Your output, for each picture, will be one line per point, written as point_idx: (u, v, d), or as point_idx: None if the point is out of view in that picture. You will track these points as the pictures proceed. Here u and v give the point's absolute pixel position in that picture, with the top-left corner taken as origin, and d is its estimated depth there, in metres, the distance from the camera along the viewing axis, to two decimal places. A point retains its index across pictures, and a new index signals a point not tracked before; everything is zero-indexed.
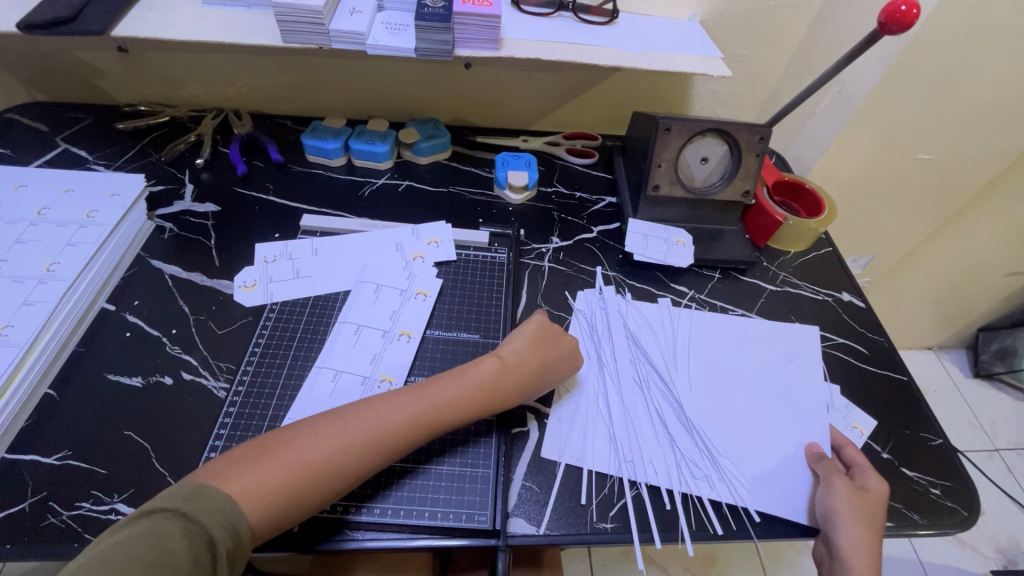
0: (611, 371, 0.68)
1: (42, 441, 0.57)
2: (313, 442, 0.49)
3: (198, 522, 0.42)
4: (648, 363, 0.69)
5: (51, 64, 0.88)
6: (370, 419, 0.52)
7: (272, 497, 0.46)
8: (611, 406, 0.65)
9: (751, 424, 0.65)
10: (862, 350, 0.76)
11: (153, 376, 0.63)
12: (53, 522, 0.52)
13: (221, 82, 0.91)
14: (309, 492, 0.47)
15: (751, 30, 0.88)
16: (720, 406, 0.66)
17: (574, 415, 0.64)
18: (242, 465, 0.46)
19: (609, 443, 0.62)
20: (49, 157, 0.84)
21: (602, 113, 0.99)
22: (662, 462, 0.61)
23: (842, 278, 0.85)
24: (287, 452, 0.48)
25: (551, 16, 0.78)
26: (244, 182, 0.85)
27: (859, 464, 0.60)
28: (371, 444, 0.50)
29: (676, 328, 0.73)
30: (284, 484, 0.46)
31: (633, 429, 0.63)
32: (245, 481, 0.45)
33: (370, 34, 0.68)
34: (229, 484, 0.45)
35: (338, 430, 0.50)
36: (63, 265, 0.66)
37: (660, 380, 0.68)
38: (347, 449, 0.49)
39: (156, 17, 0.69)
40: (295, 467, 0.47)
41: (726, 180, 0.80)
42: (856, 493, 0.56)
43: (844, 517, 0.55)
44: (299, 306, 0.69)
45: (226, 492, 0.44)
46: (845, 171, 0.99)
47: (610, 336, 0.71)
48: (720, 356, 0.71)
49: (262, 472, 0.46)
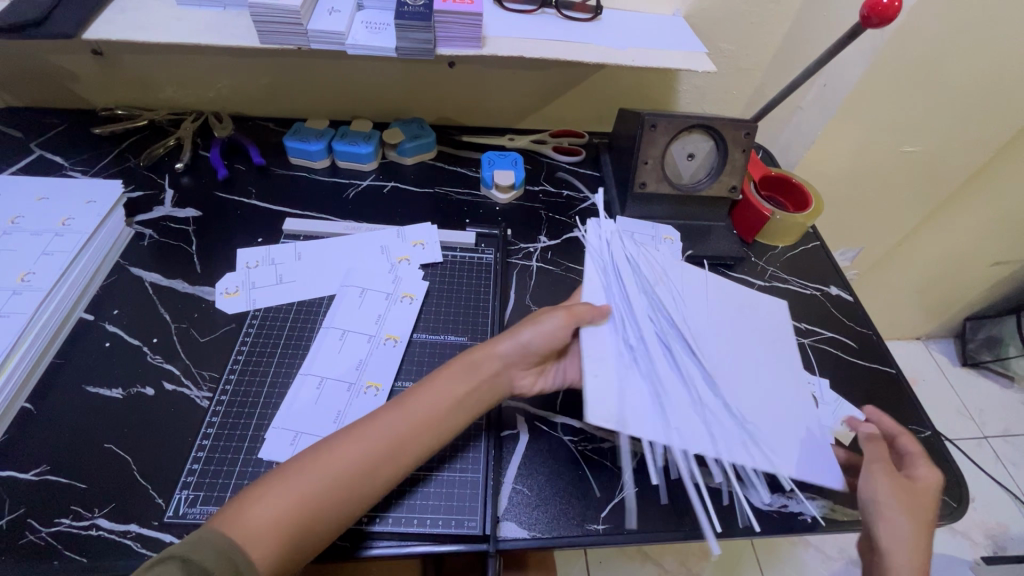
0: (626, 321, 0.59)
1: (19, 456, 0.56)
2: (305, 471, 0.47)
3: (198, 560, 0.40)
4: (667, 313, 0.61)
5: (22, 68, 0.85)
6: (375, 428, 0.50)
7: (282, 528, 0.44)
8: (641, 361, 0.56)
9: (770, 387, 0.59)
10: (850, 343, 0.76)
11: (134, 387, 0.61)
12: (32, 539, 0.51)
13: (200, 84, 0.89)
14: (322, 513, 0.46)
15: (735, 24, 0.87)
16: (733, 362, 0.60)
17: (596, 369, 0.55)
18: (242, 502, 0.45)
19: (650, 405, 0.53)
20: (23, 164, 0.82)
21: (589, 110, 0.98)
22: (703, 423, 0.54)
23: (830, 272, 0.85)
24: (286, 483, 0.46)
25: (534, 13, 0.77)
26: (226, 186, 0.83)
27: (910, 452, 0.58)
28: (376, 450, 0.49)
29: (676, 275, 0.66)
30: (291, 513, 0.45)
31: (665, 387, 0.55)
32: (247, 516, 0.44)
33: (349, 34, 0.67)
34: (231, 525, 0.43)
35: (340, 449, 0.48)
36: (38, 275, 0.64)
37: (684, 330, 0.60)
38: (352, 465, 0.48)
39: (129, 19, 0.67)
40: (298, 493, 0.46)
41: (713, 176, 0.80)
42: (908, 487, 0.54)
43: (898, 509, 0.52)
44: (282, 312, 0.68)
45: (229, 532, 0.43)
46: (831, 165, 0.99)
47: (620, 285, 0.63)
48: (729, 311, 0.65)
49: (250, 509, 0.44)
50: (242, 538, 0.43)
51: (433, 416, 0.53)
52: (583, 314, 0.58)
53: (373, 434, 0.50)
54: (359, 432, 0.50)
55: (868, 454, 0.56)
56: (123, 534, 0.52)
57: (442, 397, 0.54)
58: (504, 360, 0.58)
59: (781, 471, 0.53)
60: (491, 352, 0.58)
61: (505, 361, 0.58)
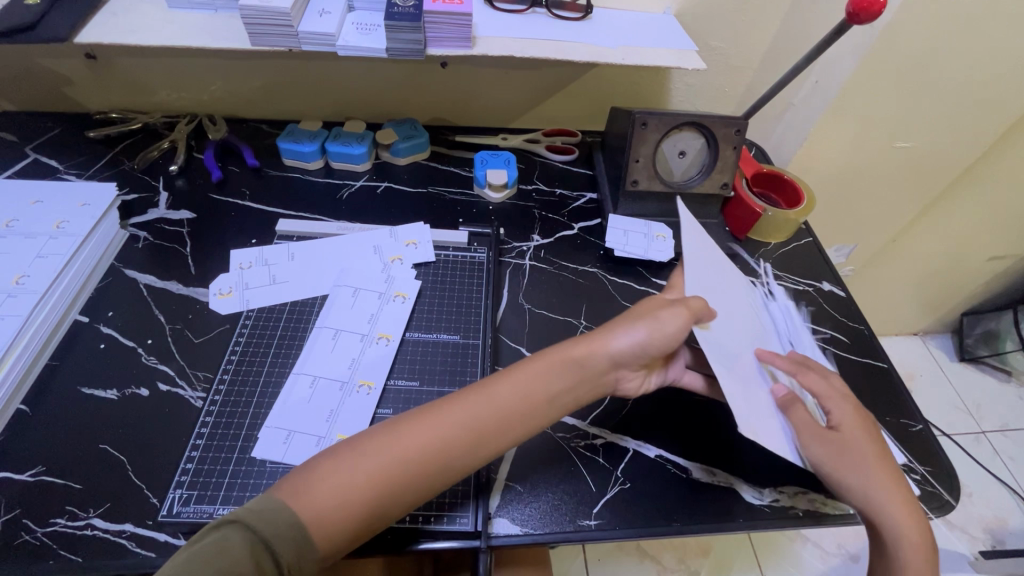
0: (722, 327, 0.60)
1: (15, 458, 0.56)
2: (384, 446, 0.46)
3: (262, 531, 0.41)
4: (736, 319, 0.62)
5: (16, 72, 0.86)
6: (454, 411, 0.49)
7: (349, 508, 0.44)
8: (740, 368, 0.57)
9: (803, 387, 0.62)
10: (842, 338, 0.77)
11: (129, 388, 0.62)
12: (27, 540, 0.51)
13: (193, 87, 0.89)
14: (392, 496, 0.46)
15: (725, 21, 0.88)
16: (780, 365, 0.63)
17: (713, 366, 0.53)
18: (315, 476, 0.44)
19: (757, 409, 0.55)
20: (18, 167, 0.83)
21: (581, 109, 0.98)
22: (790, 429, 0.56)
23: (822, 267, 0.85)
24: (366, 459, 0.46)
25: (525, 12, 0.78)
26: (220, 188, 0.84)
27: (818, 393, 0.58)
28: (456, 435, 0.48)
29: (718, 271, 0.67)
30: (360, 495, 0.45)
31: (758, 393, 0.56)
32: (311, 495, 0.44)
33: (340, 36, 0.67)
34: (304, 501, 0.43)
35: (414, 433, 0.48)
36: (33, 278, 0.64)
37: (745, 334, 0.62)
38: (428, 449, 0.47)
39: (120, 23, 0.67)
40: (369, 476, 0.45)
41: (704, 173, 0.80)
42: (838, 438, 0.55)
43: (852, 466, 0.54)
44: (276, 311, 0.69)
45: (300, 511, 0.43)
46: (823, 161, 1.00)
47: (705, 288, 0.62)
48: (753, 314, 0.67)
49: (320, 484, 0.44)
50: (313, 517, 0.43)
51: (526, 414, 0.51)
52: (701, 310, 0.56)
53: (461, 420, 0.49)
54: (435, 416, 0.49)
55: (795, 426, 0.55)
56: (118, 533, 0.52)
57: (535, 389, 0.52)
58: (603, 353, 0.55)
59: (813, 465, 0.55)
60: (594, 345, 0.55)
61: (616, 357, 0.55)
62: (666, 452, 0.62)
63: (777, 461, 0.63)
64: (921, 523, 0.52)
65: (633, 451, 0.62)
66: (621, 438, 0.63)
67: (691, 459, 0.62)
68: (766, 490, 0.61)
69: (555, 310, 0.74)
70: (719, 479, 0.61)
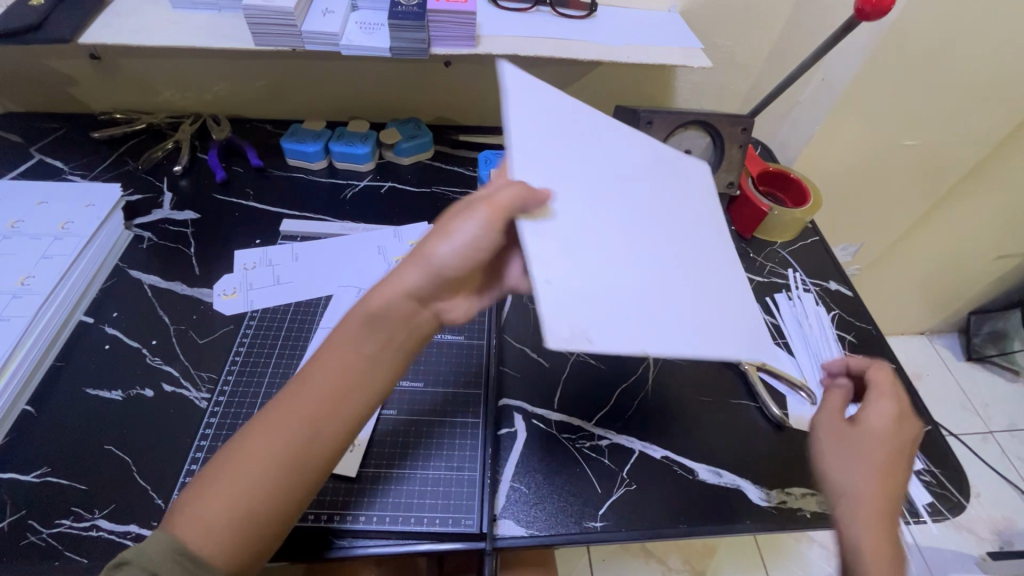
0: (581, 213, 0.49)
1: (21, 458, 0.56)
2: (257, 448, 0.43)
3: (144, 560, 0.38)
4: (600, 199, 0.51)
5: (21, 73, 0.86)
6: (298, 400, 0.44)
7: (224, 517, 0.41)
8: (629, 279, 0.47)
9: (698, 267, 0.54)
10: (850, 338, 0.76)
11: (134, 389, 0.62)
12: (33, 541, 0.51)
13: (197, 87, 0.89)
14: (273, 498, 0.42)
15: (731, 19, 0.87)
16: (659, 244, 0.53)
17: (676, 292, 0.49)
18: (190, 497, 0.41)
19: (620, 309, 0.45)
20: (23, 168, 0.83)
21: (586, 108, 0.98)
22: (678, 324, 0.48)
23: (829, 267, 0.85)
24: (236, 468, 0.42)
25: (529, 11, 0.77)
26: (224, 188, 0.84)
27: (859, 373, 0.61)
28: (301, 429, 0.43)
29: (585, 133, 0.54)
30: (231, 518, 0.41)
31: (624, 287, 0.47)
32: (186, 521, 0.40)
33: (343, 35, 0.67)
34: (179, 520, 0.40)
35: (268, 437, 0.43)
36: (38, 278, 0.64)
37: (615, 213, 0.51)
38: (278, 453, 0.43)
39: (124, 23, 0.67)
40: (237, 497, 0.41)
41: (710, 172, 0.80)
42: (852, 433, 0.53)
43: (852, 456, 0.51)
44: (280, 312, 0.68)
45: (178, 531, 0.40)
46: (830, 159, 0.99)
47: (557, 164, 0.49)
48: (636, 176, 0.56)
49: (201, 502, 0.41)
50: (194, 535, 0.40)
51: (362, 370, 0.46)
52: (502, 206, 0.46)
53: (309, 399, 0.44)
54: (284, 411, 0.44)
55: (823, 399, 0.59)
56: (123, 534, 0.52)
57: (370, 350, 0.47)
58: (432, 275, 0.48)
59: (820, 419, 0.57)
60: (425, 271, 0.48)
61: (416, 282, 0.49)
62: (673, 453, 0.62)
63: (784, 463, 0.63)
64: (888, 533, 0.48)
65: (639, 453, 0.62)
66: (627, 439, 0.63)
67: (697, 460, 0.62)
68: (774, 492, 0.60)
69: None
70: (727, 481, 0.60)
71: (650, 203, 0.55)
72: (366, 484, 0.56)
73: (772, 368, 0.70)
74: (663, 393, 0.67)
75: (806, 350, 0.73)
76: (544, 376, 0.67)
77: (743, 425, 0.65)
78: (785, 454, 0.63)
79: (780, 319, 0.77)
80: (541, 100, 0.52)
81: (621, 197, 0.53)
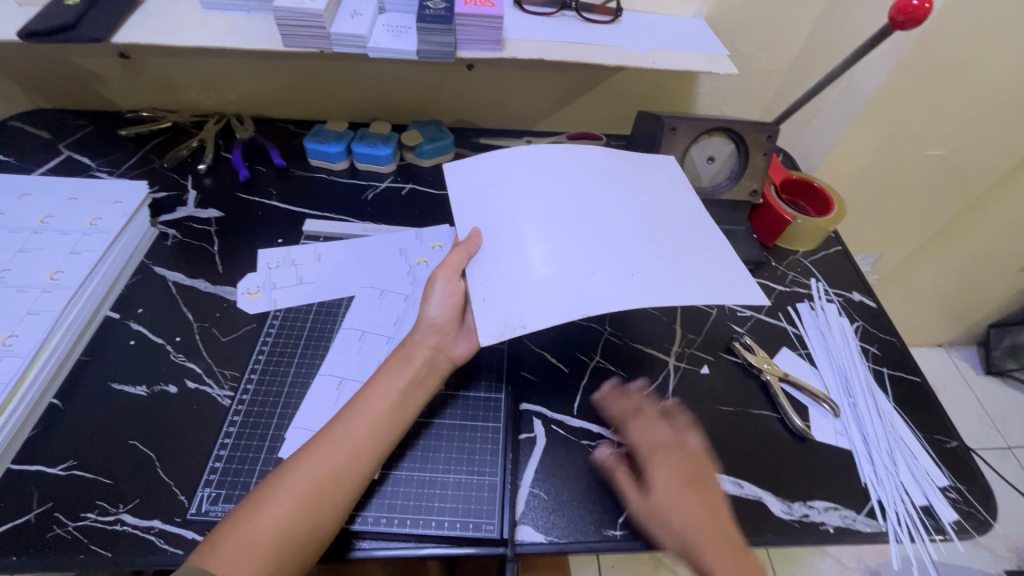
0: (507, 235, 0.58)
1: (47, 451, 0.57)
2: (291, 485, 0.48)
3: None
4: (537, 218, 0.59)
5: (52, 71, 0.87)
6: (332, 440, 0.51)
7: (261, 551, 0.45)
8: (590, 275, 0.54)
9: (643, 231, 0.60)
10: (875, 351, 0.75)
11: (158, 385, 0.62)
12: (59, 533, 0.52)
13: (222, 87, 0.90)
14: (307, 531, 0.47)
15: (758, 25, 0.86)
16: (610, 230, 0.59)
17: (636, 278, 0.55)
18: (226, 532, 0.45)
19: (558, 289, 0.53)
20: (52, 164, 0.84)
21: (606, 112, 0.97)
22: (622, 284, 0.54)
23: (853, 277, 0.84)
24: (270, 505, 0.47)
25: (554, 15, 0.77)
26: (247, 187, 0.85)
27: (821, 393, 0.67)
28: (338, 457, 0.50)
29: (509, 174, 0.63)
30: (276, 533, 0.45)
31: (563, 268, 0.55)
32: (221, 553, 0.44)
33: (371, 37, 0.67)
34: (214, 555, 0.44)
35: (308, 465, 0.49)
36: (66, 274, 0.65)
37: (549, 217, 0.59)
38: (317, 476, 0.48)
39: (155, 24, 0.68)
40: (281, 516, 0.46)
41: (733, 180, 0.79)
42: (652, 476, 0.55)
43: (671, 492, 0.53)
44: (303, 312, 0.69)
45: (215, 565, 0.43)
46: (853, 167, 0.98)
47: (481, 214, 0.61)
48: (573, 179, 0.63)
49: (234, 536, 0.45)
50: (227, 567, 0.43)
51: (388, 415, 0.53)
52: (459, 264, 0.58)
53: (342, 441, 0.51)
54: (323, 443, 0.51)
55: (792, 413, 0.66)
56: (147, 529, 0.52)
57: (395, 388, 0.55)
58: (430, 330, 0.58)
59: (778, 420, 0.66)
60: (425, 326, 0.58)
61: (423, 335, 0.58)
62: None
63: (806, 476, 0.62)
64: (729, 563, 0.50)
65: None
66: None
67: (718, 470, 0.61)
68: (796, 505, 0.60)
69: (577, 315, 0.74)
70: (748, 492, 0.60)
71: (587, 195, 0.62)
72: (388, 485, 0.56)
73: (795, 379, 0.69)
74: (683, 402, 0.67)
75: (828, 360, 0.73)
76: (563, 381, 0.67)
77: (764, 436, 0.65)
78: (809, 468, 0.62)
79: (803, 329, 0.76)
80: (464, 174, 0.65)
81: (555, 202, 0.60)
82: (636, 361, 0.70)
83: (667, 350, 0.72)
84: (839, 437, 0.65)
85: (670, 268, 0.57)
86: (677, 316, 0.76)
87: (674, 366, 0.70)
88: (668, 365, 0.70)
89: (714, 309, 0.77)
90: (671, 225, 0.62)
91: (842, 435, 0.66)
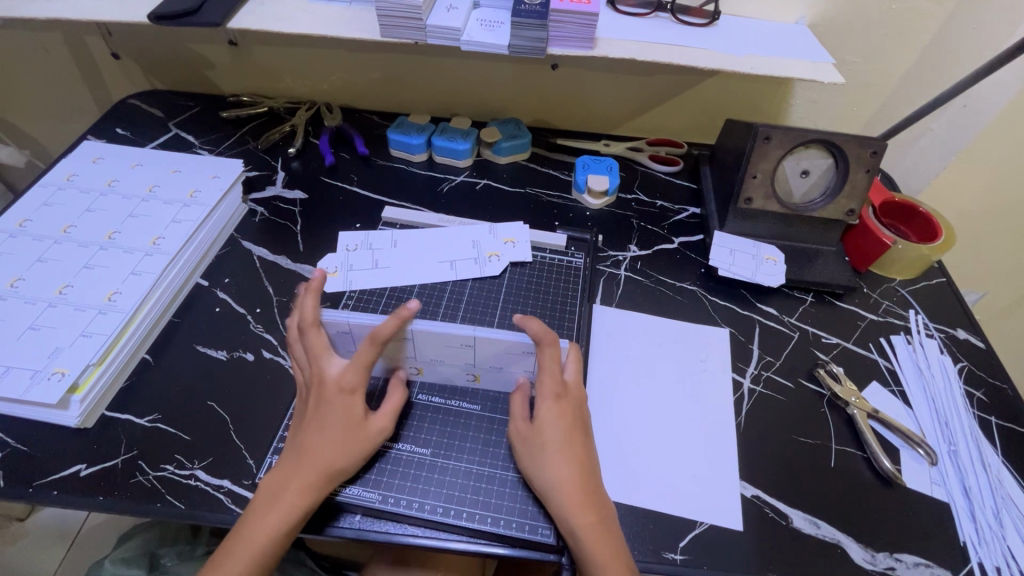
0: (612, 384, 0.65)
1: (136, 403, 0.61)
2: (270, 503, 0.50)
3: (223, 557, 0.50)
4: (625, 377, 0.66)
5: (170, 55, 0.95)
6: (302, 452, 0.52)
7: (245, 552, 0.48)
8: (618, 472, 0.58)
9: (707, 405, 0.64)
10: (981, 397, 0.67)
11: (237, 351, 0.65)
12: (140, 480, 0.55)
13: (316, 77, 0.95)
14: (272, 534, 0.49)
15: (869, 33, 0.80)
16: (678, 403, 0.64)
17: (697, 472, 0.59)
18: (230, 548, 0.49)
19: (624, 470, 0.58)
20: (161, 140, 0.91)
21: (690, 119, 0.94)
22: (670, 469, 0.59)
23: (959, 313, 0.76)
24: (257, 522, 0.49)
25: (648, 16, 0.75)
26: (332, 172, 0.88)
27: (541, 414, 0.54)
28: (289, 524, 0.49)
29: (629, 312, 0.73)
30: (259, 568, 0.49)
31: (643, 463, 0.59)
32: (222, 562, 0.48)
33: (464, 30, 0.68)
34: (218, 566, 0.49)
35: (285, 475, 0.51)
36: (167, 240, 0.70)
37: (647, 390, 0.65)
38: (266, 541, 0.49)
39: (267, 11, 0.72)
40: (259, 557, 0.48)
41: (829, 197, 0.74)
42: (529, 431, 0.54)
43: (537, 465, 0.52)
44: (376, 295, 0.70)
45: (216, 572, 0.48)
46: (965, 193, 0.89)
47: (605, 366, 0.66)
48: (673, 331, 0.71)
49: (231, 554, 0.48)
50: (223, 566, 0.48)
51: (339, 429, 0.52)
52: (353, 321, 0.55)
53: (299, 458, 0.51)
54: (272, 505, 0.50)
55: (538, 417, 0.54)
56: (217, 488, 0.55)
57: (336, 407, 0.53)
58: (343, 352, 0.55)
59: (707, 512, 0.56)
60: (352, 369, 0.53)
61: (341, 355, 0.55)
62: (764, 493, 0.58)
63: (892, 525, 0.56)
64: (611, 529, 0.50)
65: (727, 491, 0.57)
66: (715, 472, 0.59)
67: (793, 505, 0.57)
68: (880, 556, 0.54)
69: (647, 323, 0.71)
70: (825, 533, 0.55)
71: (677, 348, 0.69)
72: (445, 474, 0.55)
73: (885, 417, 0.63)
74: (756, 428, 0.63)
75: (926, 401, 0.66)
76: (629, 391, 0.64)
77: (848, 475, 0.60)
78: (898, 516, 0.57)
79: (897, 364, 0.70)
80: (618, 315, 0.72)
81: (650, 372, 0.66)
82: (706, 379, 0.66)
83: (742, 370, 0.68)
84: (935, 487, 0.59)
85: (715, 441, 0.61)
86: (754, 335, 0.71)
87: (750, 389, 0.66)
88: (743, 388, 0.66)
89: (796, 332, 0.72)
90: (719, 407, 0.64)
91: (938, 485, 0.59)
